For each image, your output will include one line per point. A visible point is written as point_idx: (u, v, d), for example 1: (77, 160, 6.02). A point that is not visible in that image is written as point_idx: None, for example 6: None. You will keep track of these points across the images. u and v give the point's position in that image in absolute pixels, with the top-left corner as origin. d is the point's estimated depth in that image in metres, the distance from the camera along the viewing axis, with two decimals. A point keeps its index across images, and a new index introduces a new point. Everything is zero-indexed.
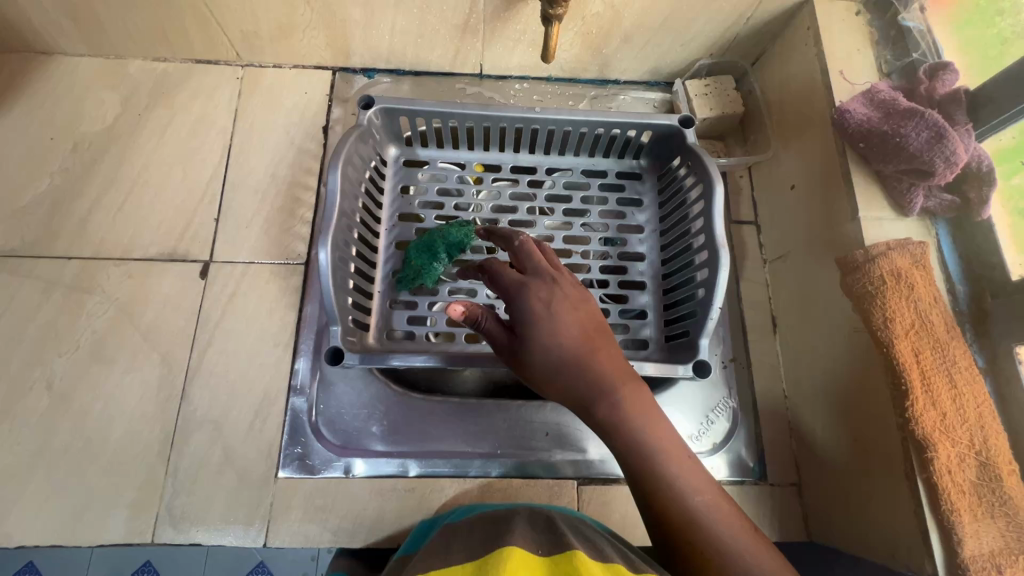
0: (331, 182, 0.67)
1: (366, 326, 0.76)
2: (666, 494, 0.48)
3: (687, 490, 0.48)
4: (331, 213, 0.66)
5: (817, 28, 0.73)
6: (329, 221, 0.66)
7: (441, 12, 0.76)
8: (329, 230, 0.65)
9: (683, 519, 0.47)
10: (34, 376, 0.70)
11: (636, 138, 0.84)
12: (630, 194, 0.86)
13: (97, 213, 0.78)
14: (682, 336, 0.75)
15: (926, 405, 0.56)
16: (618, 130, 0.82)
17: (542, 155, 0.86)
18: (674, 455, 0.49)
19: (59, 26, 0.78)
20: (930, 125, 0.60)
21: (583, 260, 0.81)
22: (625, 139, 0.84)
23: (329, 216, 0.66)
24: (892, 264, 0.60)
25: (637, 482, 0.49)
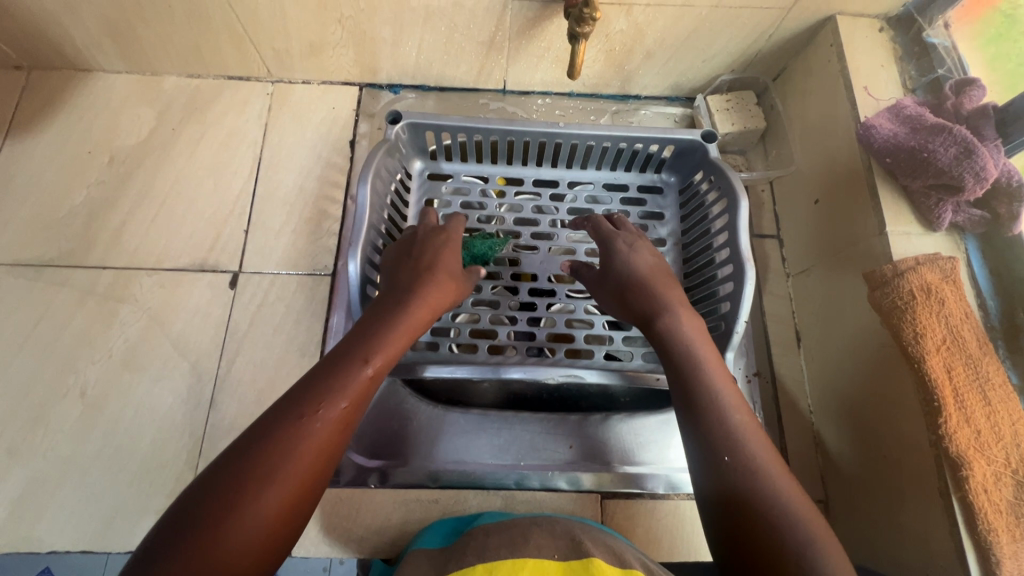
0: (361, 193, 0.69)
1: None
2: (702, 403, 0.50)
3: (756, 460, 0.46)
4: (361, 225, 0.67)
5: (840, 45, 0.74)
6: (358, 234, 0.66)
7: (468, 29, 0.77)
8: (359, 240, 0.66)
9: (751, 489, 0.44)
10: (68, 383, 0.71)
11: (658, 153, 0.84)
12: (652, 208, 0.87)
13: (131, 224, 0.80)
14: None
15: (960, 423, 0.55)
16: (641, 144, 0.82)
17: (564, 169, 0.87)
18: (721, 375, 0.53)
19: (100, 44, 0.81)
20: (958, 140, 0.60)
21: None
22: (647, 153, 0.85)
23: (359, 226, 0.67)
24: (921, 279, 0.60)
25: (678, 387, 0.53)
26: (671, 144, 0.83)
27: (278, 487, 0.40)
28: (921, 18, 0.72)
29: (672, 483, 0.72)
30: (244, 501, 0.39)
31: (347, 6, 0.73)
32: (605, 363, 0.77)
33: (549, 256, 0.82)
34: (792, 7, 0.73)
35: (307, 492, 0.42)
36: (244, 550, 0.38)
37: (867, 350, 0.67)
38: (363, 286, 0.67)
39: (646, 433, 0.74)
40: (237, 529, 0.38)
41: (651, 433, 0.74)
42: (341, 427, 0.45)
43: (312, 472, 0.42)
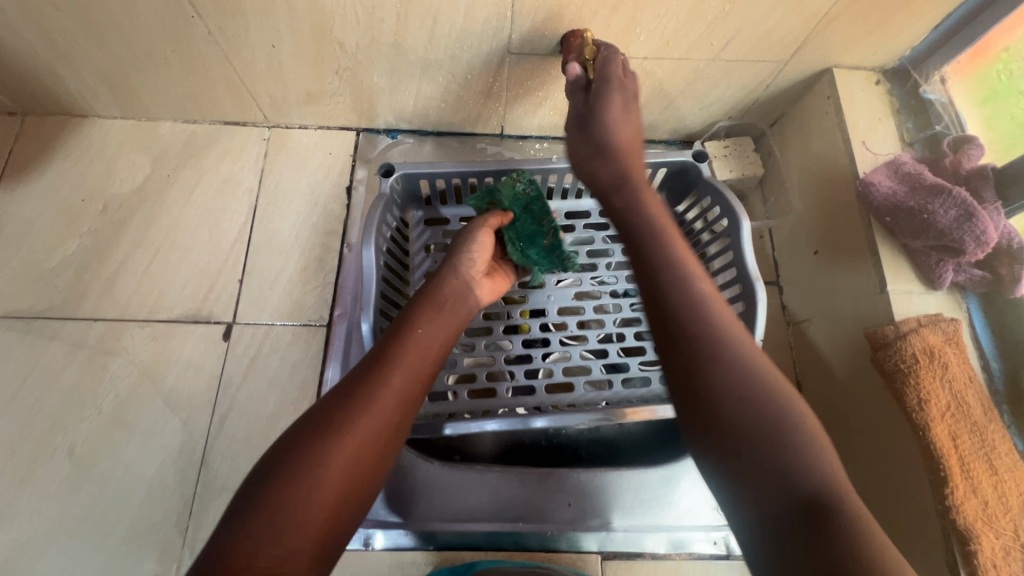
0: (367, 257, 0.70)
1: None
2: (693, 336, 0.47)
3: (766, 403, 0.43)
4: (370, 284, 0.69)
5: (837, 98, 0.74)
6: (369, 292, 0.69)
7: (466, 80, 0.77)
8: (371, 304, 0.68)
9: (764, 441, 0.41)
10: (56, 441, 0.70)
11: (651, 176, 0.84)
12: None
13: (124, 274, 0.79)
14: None
15: (967, 495, 0.54)
16: None
17: (559, 201, 0.88)
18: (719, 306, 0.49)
19: (96, 91, 0.81)
20: (958, 203, 0.60)
21: (599, 316, 0.81)
22: None
23: (368, 291, 0.69)
24: (923, 342, 0.59)
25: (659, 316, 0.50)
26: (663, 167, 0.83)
27: (339, 457, 0.43)
28: (916, 73, 0.73)
29: (673, 542, 0.72)
30: (308, 472, 0.42)
31: (345, 57, 0.73)
32: (625, 389, 0.78)
33: (556, 289, 0.83)
34: (789, 60, 0.73)
35: (365, 468, 0.44)
36: (311, 521, 0.40)
37: (866, 405, 0.66)
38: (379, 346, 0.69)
39: (648, 489, 0.72)
40: (303, 500, 0.41)
41: (653, 489, 0.72)
42: (392, 402, 0.47)
43: (368, 449, 0.45)
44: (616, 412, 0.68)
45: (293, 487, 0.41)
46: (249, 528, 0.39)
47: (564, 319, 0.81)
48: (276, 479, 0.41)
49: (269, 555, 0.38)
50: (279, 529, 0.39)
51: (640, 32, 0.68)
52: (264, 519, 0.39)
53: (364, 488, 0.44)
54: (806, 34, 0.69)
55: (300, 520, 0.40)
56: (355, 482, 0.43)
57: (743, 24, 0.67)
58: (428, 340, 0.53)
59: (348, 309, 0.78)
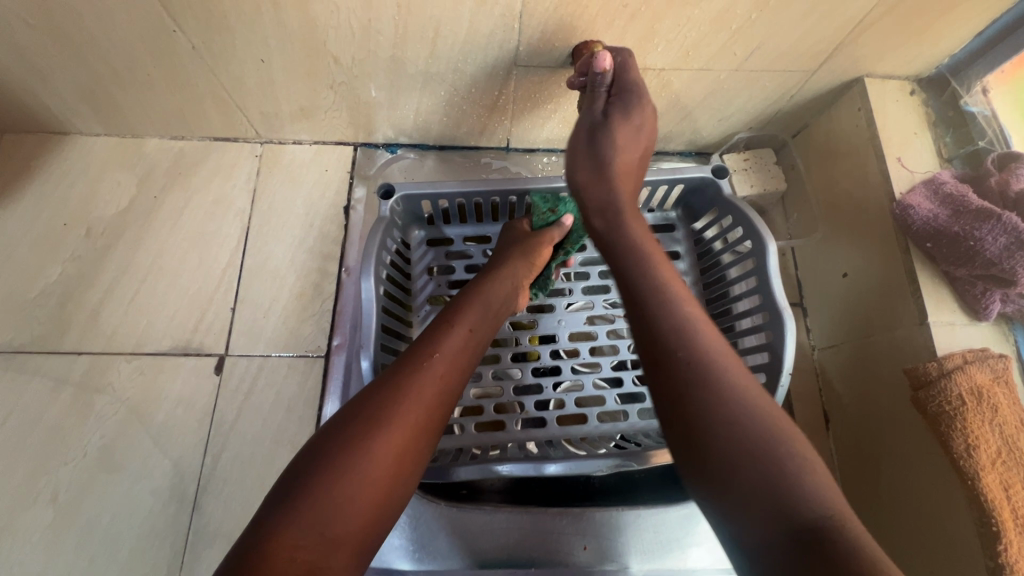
0: (366, 289, 0.65)
1: None
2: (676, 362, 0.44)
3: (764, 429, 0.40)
4: (369, 318, 0.64)
5: (869, 110, 0.69)
6: (368, 329, 0.64)
7: (470, 93, 0.72)
8: (371, 342, 0.63)
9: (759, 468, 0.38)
10: (38, 486, 0.66)
11: (667, 192, 0.79)
12: (667, 248, 0.82)
13: (110, 304, 0.74)
14: None
15: (1021, 550, 0.50)
16: (650, 187, 0.77)
17: None
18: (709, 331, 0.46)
19: (75, 109, 0.76)
20: (1008, 230, 0.55)
21: (612, 342, 0.76)
22: (655, 193, 0.80)
23: (368, 326, 0.64)
24: (970, 381, 0.54)
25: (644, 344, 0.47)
26: (680, 183, 0.77)
27: (386, 447, 0.43)
28: (954, 81, 0.68)
29: None
30: (355, 462, 0.41)
31: (340, 71, 0.68)
32: (641, 422, 0.73)
33: (567, 313, 0.78)
34: (818, 69, 0.68)
35: (409, 459, 0.44)
36: (356, 512, 0.40)
37: (903, 443, 0.62)
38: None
39: (667, 530, 0.68)
40: (351, 491, 0.40)
41: (673, 529, 0.68)
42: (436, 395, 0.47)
43: (413, 441, 0.45)
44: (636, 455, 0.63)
45: (340, 476, 0.41)
46: (294, 516, 0.39)
47: (575, 346, 0.76)
48: (323, 467, 0.41)
49: (314, 546, 0.38)
50: (325, 518, 0.39)
51: (659, 43, 0.63)
52: (311, 509, 0.39)
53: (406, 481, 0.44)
54: (838, 42, 0.63)
55: (346, 509, 0.40)
56: (399, 474, 0.43)
57: (771, 33, 0.61)
58: (469, 337, 0.53)
59: (346, 339, 0.74)
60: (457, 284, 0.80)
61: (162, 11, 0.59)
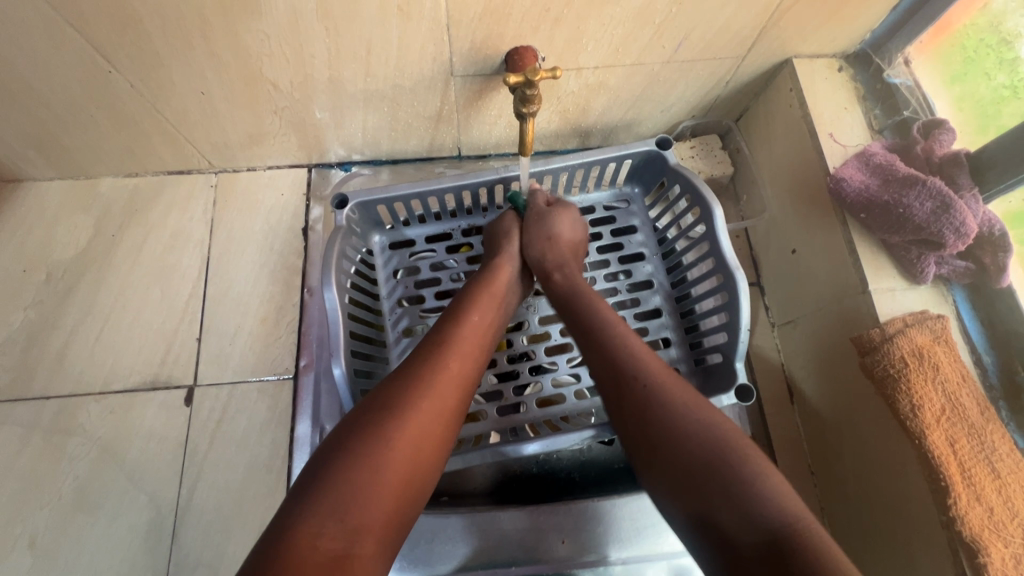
0: (330, 299, 0.66)
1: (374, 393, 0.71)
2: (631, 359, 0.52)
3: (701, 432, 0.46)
4: (337, 327, 0.65)
5: (800, 89, 0.71)
6: (337, 336, 0.64)
7: (413, 107, 0.74)
8: (341, 348, 0.63)
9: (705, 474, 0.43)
10: (14, 533, 0.66)
11: (618, 169, 0.81)
12: (623, 223, 0.84)
13: (75, 346, 0.75)
14: (713, 360, 0.73)
15: (971, 503, 0.52)
16: (601, 165, 0.79)
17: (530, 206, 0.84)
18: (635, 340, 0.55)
19: (26, 156, 0.76)
20: (933, 194, 0.57)
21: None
22: (606, 170, 0.81)
23: (336, 331, 0.65)
24: (912, 343, 0.56)
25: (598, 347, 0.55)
26: (629, 158, 0.79)
27: (410, 435, 0.45)
28: (877, 57, 0.70)
29: (673, 568, 0.68)
30: (378, 451, 0.43)
31: (281, 97, 0.70)
32: None
33: (536, 300, 0.79)
34: (747, 54, 0.70)
35: (428, 449, 0.46)
36: (380, 498, 0.42)
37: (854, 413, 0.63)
38: (354, 391, 0.65)
39: (642, 517, 0.69)
40: (377, 476, 0.42)
41: (649, 515, 0.69)
42: (453, 390, 0.50)
43: (433, 429, 0.47)
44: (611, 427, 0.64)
45: (365, 458, 0.42)
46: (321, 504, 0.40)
47: (546, 329, 0.78)
48: (347, 455, 0.42)
49: (337, 532, 0.39)
50: (351, 501, 0.40)
51: (588, 42, 0.65)
52: (337, 491, 0.40)
53: (425, 472, 0.46)
54: (760, 27, 0.65)
55: (373, 494, 0.41)
56: (419, 464, 0.45)
57: (694, 23, 0.63)
58: (476, 334, 0.56)
59: (314, 357, 0.75)
60: (424, 283, 0.81)
61: (95, 54, 0.60)
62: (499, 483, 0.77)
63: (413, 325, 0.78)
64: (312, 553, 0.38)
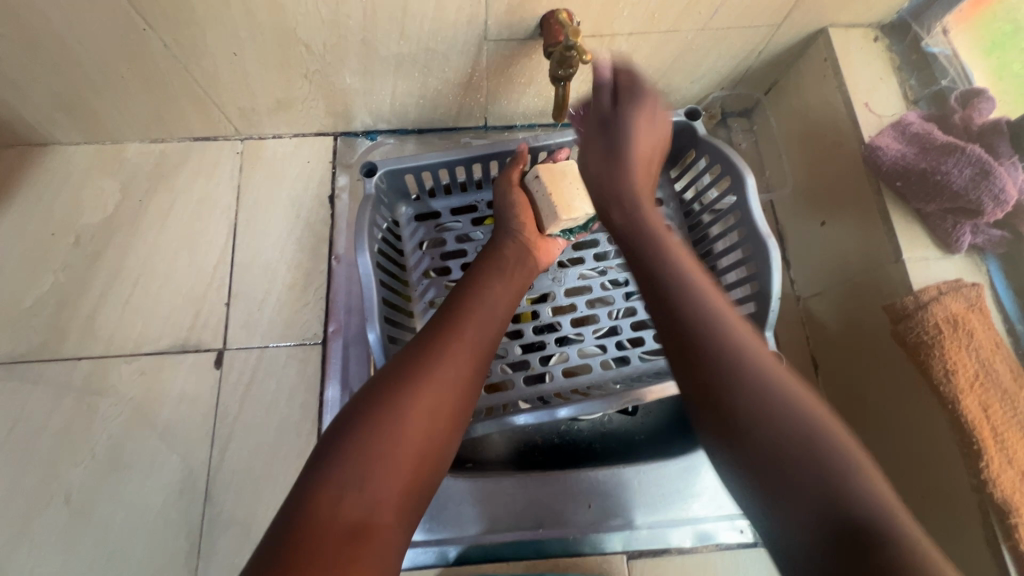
0: (363, 264, 0.66)
1: None
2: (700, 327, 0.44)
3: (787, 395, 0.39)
4: (370, 292, 0.65)
5: (835, 59, 0.70)
6: (370, 301, 0.64)
7: (443, 72, 0.73)
8: (374, 312, 0.64)
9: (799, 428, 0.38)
10: (50, 489, 0.67)
11: None
12: None
13: (105, 308, 0.75)
14: None
15: (1002, 466, 0.52)
16: None
17: None
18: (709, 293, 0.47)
19: (53, 118, 0.76)
20: (973, 160, 0.57)
21: (604, 291, 0.78)
22: None
23: (370, 296, 0.65)
24: (946, 310, 0.56)
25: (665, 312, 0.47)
26: None
27: (418, 404, 0.46)
28: (916, 25, 0.69)
29: (698, 534, 0.69)
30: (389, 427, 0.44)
31: (312, 59, 0.69)
32: (645, 364, 0.75)
33: (561, 271, 0.79)
34: (781, 23, 0.69)
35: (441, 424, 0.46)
36: (392, 466, 0.43)
37: (757, 413, 0.39)
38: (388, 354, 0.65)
39: (667, 483, 0.70)
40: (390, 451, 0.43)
41: (674, 482, 0.70)
42: (464, 358, 0.50)
43: (445, 397, 0.47)
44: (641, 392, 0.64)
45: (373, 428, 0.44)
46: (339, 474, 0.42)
47: (572, 301, 0.78)
48: (356, 429, 0.44)
49: (355, 502, 0.41)
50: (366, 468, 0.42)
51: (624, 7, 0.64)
52: (351, 468, 0.42)
53: (440, 438, 0.46)
54: None
55: (384, 461, 0.43)
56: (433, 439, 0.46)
57: None
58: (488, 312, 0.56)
59: (342, 324, 0.75)
60: (450, 255, 0.81)
61: (130, 11, 0.60)
62: (523, 453, 0.78)
63: (439, 297, 0.78)
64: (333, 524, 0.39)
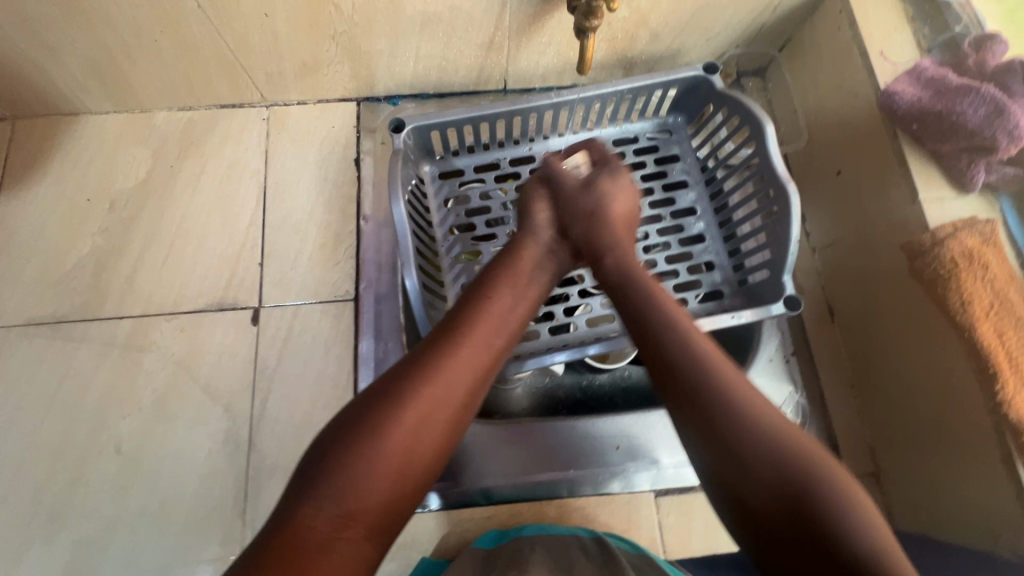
0: (398, 213, 0.68)
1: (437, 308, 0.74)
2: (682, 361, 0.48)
3: (776, 432, 0.43)
4: (405, 240, 0.67)
5: (850, 10, 0.72)
6: (406, 249, 0.66)
7: (466, 32, 0.75)
8: (410, 258, 0.66)
9: (783, 466, 0.41)
10: (100, 440, 0.70)
11: (662, 96, 0.82)
12: (666, 152, 0.86)
13: (143, 269, 0.78)
14: (759, 278, 0.75)
15: (1017, 388, 0.55)
16: (647, 92, 0.80)
17: (573, 136, 0.86)
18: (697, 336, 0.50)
19: (86, 85, 0.78)
20: (987, 99, 0.59)
21: None
22: (651, 99, 0.83)
23: (404, 246, 0.68)
24: (962, 245, 0.59)
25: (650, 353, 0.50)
26: (675, 85, 0.81)
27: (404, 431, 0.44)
28: None
29: None
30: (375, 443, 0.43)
31: (340, 20, 0.71)
32: None
33: None
34: None
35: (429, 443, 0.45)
36: (370, 486, 0.42)
37: (744, 443, 0.43)
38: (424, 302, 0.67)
39: None
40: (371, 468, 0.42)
41: None
42: (459, 388, 0.48)
43: (436, 418, 0.46)
44: None
45: (359, 445, 0.43)
46: (321, 487, 0.41)
47: None
48: (344, 442, 0.43)
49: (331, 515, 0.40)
50: (346, 483, 0.41)
51: None
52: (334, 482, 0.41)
53: (424, 462, 0.45)
54: None
55: (363, 487, 0.42)
56: (418, 456, 0.44)
57: None
58: (496, 317, 0.53)
59: (373, 280, 0.77)
60: (474, 212, 0.83)
61: None
62: (548, 406, 0.82)
63: (465, 252, 0.80)
64: (310, 535, 0.39)
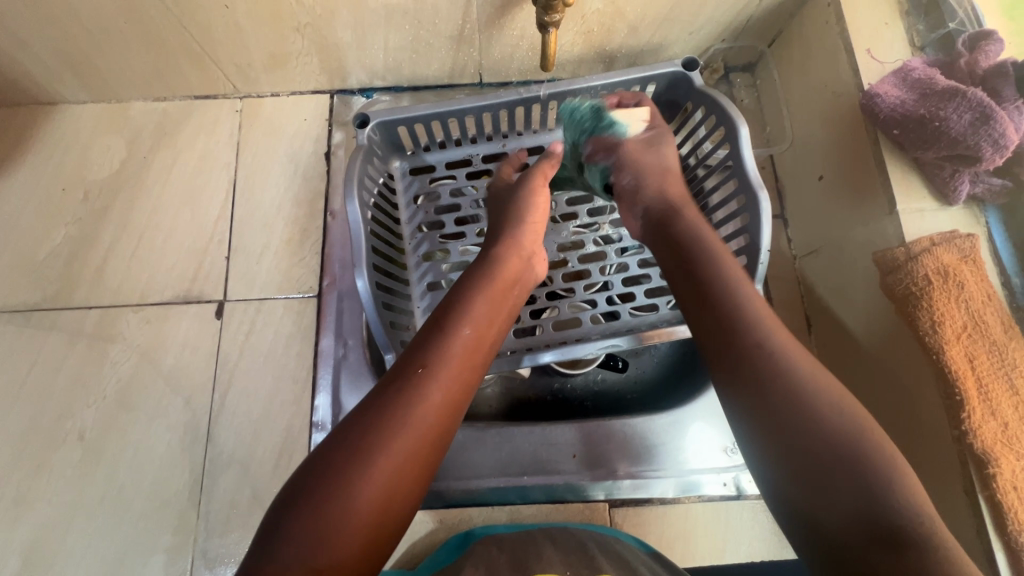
0: (353, 213, 0.67)
1: (397, 309, 0.73)
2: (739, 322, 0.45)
3: (830, 396, 0.40)
4: (359, 240, 0.66)
5: (838, 4, 0.67)
6: (359, 248, 0.66)
7: (434, 24, 0.73)
8: (363, 258, 0.65)
9: (848, 459, 0.37)
10: (65, 428, 0.71)
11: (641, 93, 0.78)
12: None
13: (112, 260, 0.78)
14: None
15: (985, 417, 0.51)
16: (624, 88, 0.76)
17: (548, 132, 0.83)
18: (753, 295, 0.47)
19: (59, 76, 0.78)
20: (973, 105, 0.54)
21: (598, 247, 0.78)
22: None
23: (358, 245, 0.67)
24: (937, 261, 0.55)
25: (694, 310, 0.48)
26: (654, 81, 0.77)
27: (377, 472, 0.39)
28: None
29: (682, 485, 0.70)
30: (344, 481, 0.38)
31: (303, 13, 0.69)
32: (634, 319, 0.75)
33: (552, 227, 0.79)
34: None
35: (404, 481, 0.40)
36: (342, 548, 0.37)
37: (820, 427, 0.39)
38: (377, 302, 0.67)
39: (654, 437, 0.71)
40: (342, 511, 0.38)
41: (661, 436, 0.71)
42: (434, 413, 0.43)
43: (409, 456, 0.41)
44: (624, 338, 0.66)
45: (326, 504, 0.38)
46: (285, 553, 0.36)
47: (563, 257, 0.77)
48: (310, 496, 0.38)
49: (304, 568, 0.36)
50: (319, 544, 0.36)
51: None
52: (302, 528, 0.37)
53: (398, 517, 0.40)
54: None
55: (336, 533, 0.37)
56: (394, 493, 0.40)
57: None
58: (473, 340, 0.48)
59: (337, 277, 0.77)
60: (444, 210, 0.81)
61: None
62: (513, 408, 0.80)
63: (433, 251, 0.79)
64: None
